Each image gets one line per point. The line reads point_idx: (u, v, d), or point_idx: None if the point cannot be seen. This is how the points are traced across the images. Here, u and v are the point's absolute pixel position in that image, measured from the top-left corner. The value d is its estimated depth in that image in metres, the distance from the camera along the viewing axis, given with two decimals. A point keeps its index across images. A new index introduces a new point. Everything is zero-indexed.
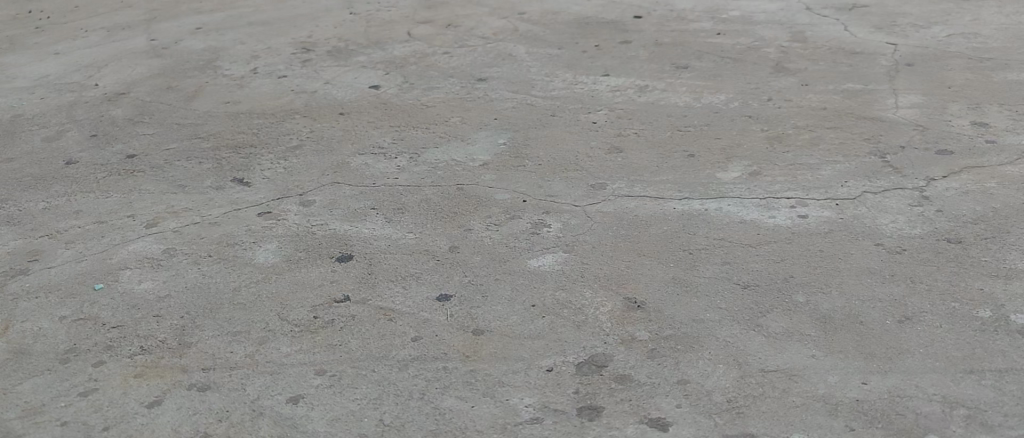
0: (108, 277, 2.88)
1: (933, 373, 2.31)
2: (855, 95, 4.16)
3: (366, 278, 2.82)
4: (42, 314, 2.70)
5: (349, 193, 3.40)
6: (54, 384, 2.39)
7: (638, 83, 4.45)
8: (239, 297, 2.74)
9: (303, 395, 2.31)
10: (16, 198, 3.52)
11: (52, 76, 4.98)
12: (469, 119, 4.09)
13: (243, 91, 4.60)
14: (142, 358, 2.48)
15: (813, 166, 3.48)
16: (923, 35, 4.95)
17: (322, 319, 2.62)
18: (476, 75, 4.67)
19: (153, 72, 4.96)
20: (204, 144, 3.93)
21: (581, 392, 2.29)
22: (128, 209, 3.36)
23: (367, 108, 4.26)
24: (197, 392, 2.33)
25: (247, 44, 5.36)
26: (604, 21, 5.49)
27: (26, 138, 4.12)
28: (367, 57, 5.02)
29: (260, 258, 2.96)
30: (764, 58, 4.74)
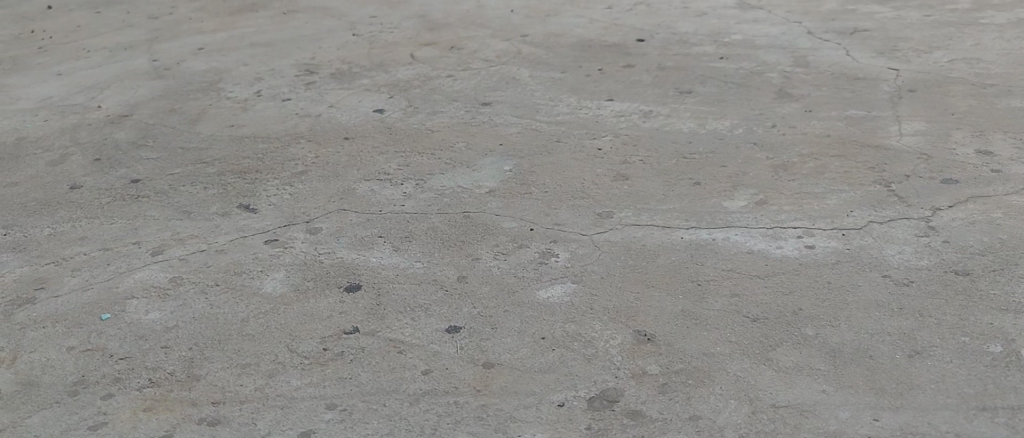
0: (115, 307, 2.87)
1: (945, 411, 2.31)
2: (860, 122, 4.18)
3: (375, 309, 2.81)
4: (50, 345, 2.69)
5: (356, 221, 3.40)
6: (63, 417, 2.38)
7: (642, 108, 4.47)
8: (248, 328, 2.74)
9: (314, 431, 2.30)
10: (21, 223, 3.51)
11: (56, 97, 4.97)
12: (474, 144, 4.09)
13: (247, 114, 4.60)
14: (150, 391, 2.47)
15: (819, 195, 3.49)
16: (925, 60, 4.97)
17: (331, 351, 2.61)
18: (480, 99, 4.68)
19: (156, 93, 4.96)
20: (209, 169, 3.93)
21: (593, 427, 2.29)
22: (134, 235, 3.35)
23: (373, 133, 4.27)
24: (207, 427, 2.32)
25: (250, 65, 5.37)
26: (607, 44, 5.50)
27: (31, 161, 4.12)
28: (371, 80, 5.03)
29: (267, 288, 2.96)
30: (767, 83, 4.75)
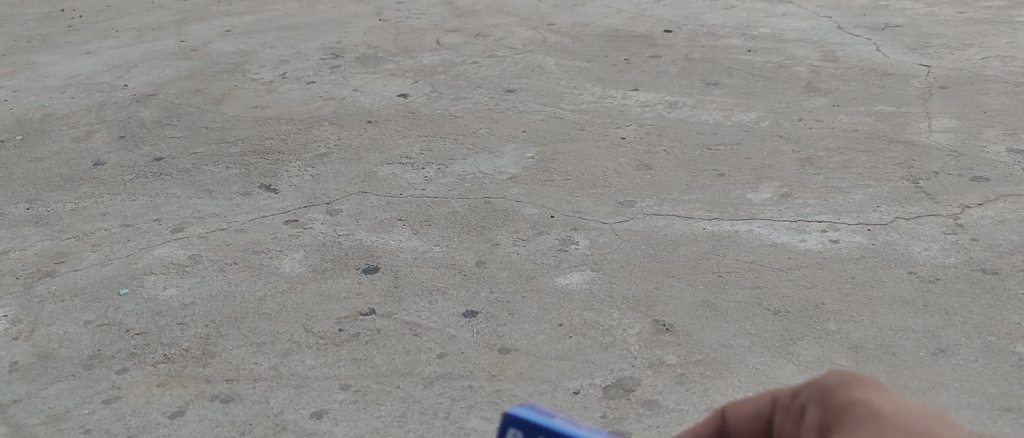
0: (133, 283, 2.87)
1: (969, 410, 2.26)
2: (888, 118, 4.11)
3: (392, 291, 2.80)
4: (67, 318, 2.70)
5: (375, 204, 3.38)
6: (78, 390, 2.38)
7: (668, 99, 4.42)
8: (264, 307, 2.73)
9: (326, 411, 2.29)
10: (44, 198, 3.52)
11: (83, 76, 5.00)
12: (498, 131, 4.07)
13: (271, 95, 4.59)
14: (166, 367, 2.46)
15: (846, 189, 3.44)
16: (958, 57, 4.88)
17: (346, 332, 2.60)
18: (505, 86, 4.65)
19: (182, 73, 4.97)
20: (232, 149, 3.93)
21: (608, 416, 2.26)
22: (154, 213, 3.35)
23: (396, 117, 4.25)
24: (220, 404, 2.32)
25: (276, 48, 5.37)
26: (634, 34, 5.45)
27: (56, 138, 4.14)
28: (396, 65, 5.00)
29: (286, 268, 2.95)
30: (795, 77, 4.69)
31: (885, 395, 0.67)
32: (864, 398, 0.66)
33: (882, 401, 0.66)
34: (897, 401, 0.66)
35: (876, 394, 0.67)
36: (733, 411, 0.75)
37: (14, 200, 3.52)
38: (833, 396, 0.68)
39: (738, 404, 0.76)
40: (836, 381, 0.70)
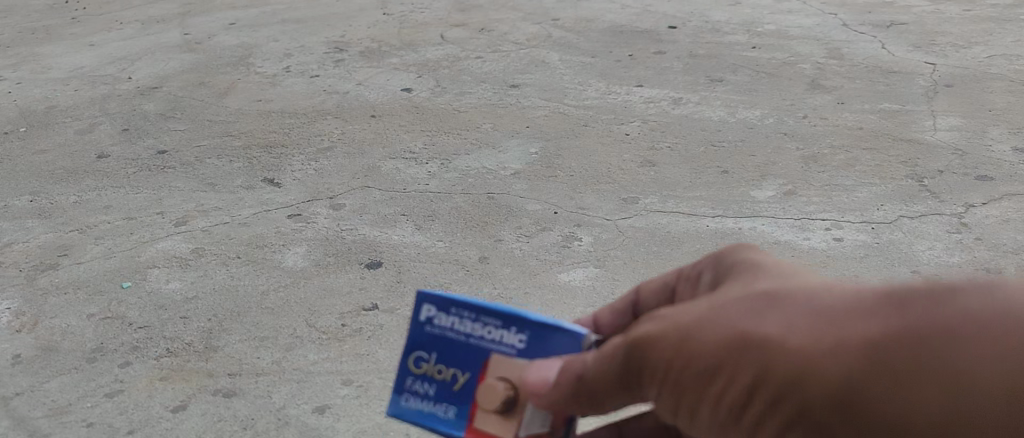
0: (136, 276, 2.87)
1: None
2: (893, 116, 4.10)
3: (395, 287, 2.80)
4: (71, 311, 2.70)
5: (379, 198, 3.38)
6: (81, 383, 2.38)
7: (673, 95, 4.41)
8: (267, 301, 2.73)
9: (328, 406, 2.29)
10: (47, 191, 3.53)
11: (87, 68, 4.99)
12: (502, 126, 4.06)
13: (275, 89, 4.59)
14: (168, 361, 2.46)
15: (850, 187, 3.43)
16: (963, 55, 4.87)
17: (349, 327, 2.60)
18: (509, 81, 4.65)
19: (186, 66, 4.96)
20: (235, 142, 3.92)
21: None
22: (157, 206, 3.35)
23: (399, 112, 4.24)
24: (223, 399, 2.32)
25: (280, 41, 5.36)
26: (639, 30, 5.44)
27: (60, 130, 4.14)
28: (400, 59, 5.00)
29: (288, 262, 2.95)
30: (800, 74, 4.68)
31: (765, 258, 1.06)
32: (752, 261, 1.05)
33: (765, 259, 1.05)
34: (772, 259, 1.05)
35: (760, 258, 1.06)
36: (645, 286, 1.21)
37: (18, 192, 3.53)
38: (728, 260, 1.10)
39: (648, 282, 1.22)
40: (734, 254, 1.10)
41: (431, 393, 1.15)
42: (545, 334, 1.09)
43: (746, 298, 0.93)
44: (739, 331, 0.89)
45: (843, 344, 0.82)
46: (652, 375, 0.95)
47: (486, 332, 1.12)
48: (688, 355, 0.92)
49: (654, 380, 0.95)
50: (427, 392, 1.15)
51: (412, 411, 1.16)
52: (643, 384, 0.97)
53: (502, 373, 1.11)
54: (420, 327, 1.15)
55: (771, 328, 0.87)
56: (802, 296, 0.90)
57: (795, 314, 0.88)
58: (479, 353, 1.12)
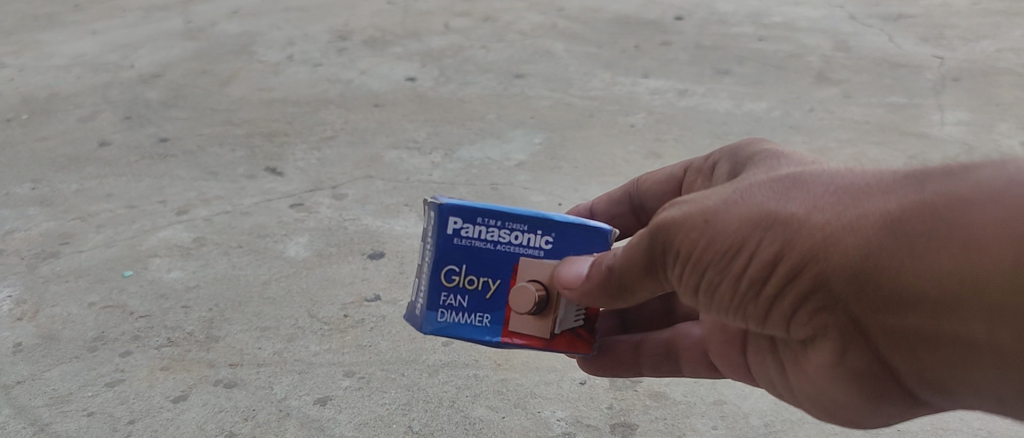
0: (137, 265, 2.85)
1: None
2: (900, 110, 4.06)
3: (397, 278, 2.77)
4: (72, 299, 2.68)
5: (381, 188, 3.36)
6: (82, 372, 2.36)
7: (678, 86, 4.38)
8: (269, 291, 2.71)
9: (330, 398, 2.27)
10: (49, 178, 3.50)
11: (89, 55, 4.96)
12: (506, 116, 4.03)
13: (277, 77, 4.56)
14: (169, 350, 2.44)
15: None
16: (971, 49, 4.84)
17: (351, 318, 2.58)
18: (513, 71, 4.61)
19: (189, 54, 4.93)
20: (237, 131, 3.90)
21: (614, 407, 2.23)
22: (160, 194, 3.33)
23: (403, 101, 4.21)
24: (223, 390, 2.30)
25: (283, 29, 5.33)
26: (644, 21, 5.40)
27: (62, 118, 4.11)
28: (404, 48, 4.96)
29: (290, 252, 2.93)
30: (807, 66, 4.64)
31: (794, 156, 1.30)
32: (784, 158, 1.30)
33: (794, 158, 1.29)
34: (800, 157, 1.29)
35: (790, 156, 1.30)
36: (648, 179, 1.69)
37: (20, 179, 3.50)
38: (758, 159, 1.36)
39: (651, 176, 1.69)
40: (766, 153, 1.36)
41: (465, 302, 1.48)
42: (571, 235, 1.44)
43: (770, 185, 1.16)
44: (765, 209, 1.12)
45: (858, 223, 1.03)
46: (680, 256, 1.20)
47: (514, 239, 1.45)
48: (717, 236, 1.15)
49: (682, 260, 1.20)
50: (462, 302, 1.48)
51: (447, 323, 1.49)
52: (669, 266, 1.23)
53: (529, 273, 1.45)
54: (449, 240, 1.45)
55: (796, 209, 1.09)
56: (818, 176, 1.13)
57: (815, 196, 1.09)
58: (509, 258, 1.45)
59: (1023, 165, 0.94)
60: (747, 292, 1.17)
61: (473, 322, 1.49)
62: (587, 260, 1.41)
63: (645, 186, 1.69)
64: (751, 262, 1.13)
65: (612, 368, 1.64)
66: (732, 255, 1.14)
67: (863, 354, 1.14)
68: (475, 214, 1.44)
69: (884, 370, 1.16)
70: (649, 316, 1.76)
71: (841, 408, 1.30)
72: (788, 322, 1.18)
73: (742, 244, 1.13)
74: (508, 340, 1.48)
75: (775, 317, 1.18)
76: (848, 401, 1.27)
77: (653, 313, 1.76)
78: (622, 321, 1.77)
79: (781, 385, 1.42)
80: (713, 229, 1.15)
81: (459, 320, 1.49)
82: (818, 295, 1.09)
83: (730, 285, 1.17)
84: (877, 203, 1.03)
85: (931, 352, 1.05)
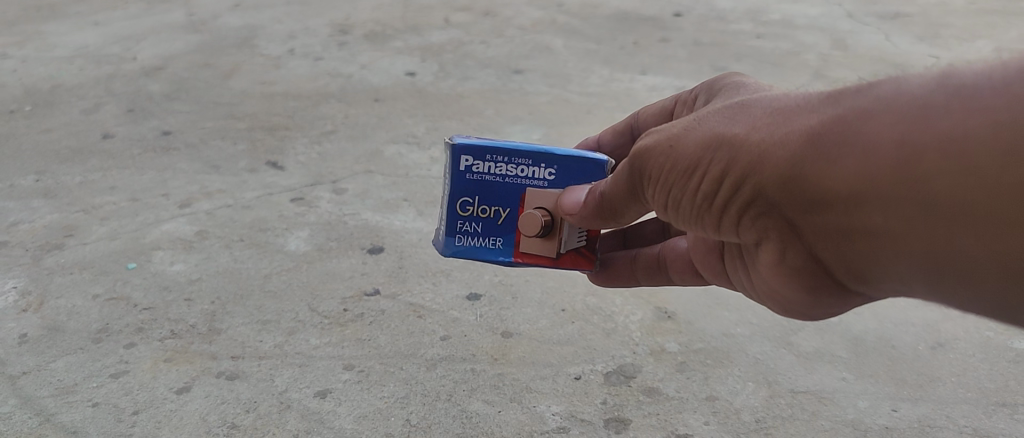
0: (141, 258, 2.90)
1: (965, 404, 2.29)
2: None
3: (397, 272, 2.82)
4: (76, 291, 2.73)
5: (381, 183, 3.40)
6: (86, 364, 2.41)
7: (676, 83, 4.42)
8: (270, 285, 2.76)
9: (330, 391, 2.31)
10: (52, 170, 3.54)
11: (92, 47, 5.00)
12: (504, 112, 4.07)
13: (279, 71, 4.60)
14: (172, 342, 2.49)
15: None
16: (967, 48, 4.88)
17: (351, 312, 2.62)
18: (513, 67, 4.65)
19: (191, 46, 4.97)
20: (239, 124, 3.94)
21: (608, 402, 2.28)
22: (162, 187, 3.37)
23: (403, 96, 4.25)
24: (225, 381, 2.34)
25: (285, 23, 5.36)
26: (643, 17, 5.44)
27: (65, 109, 4.15)
28: (404, 42, 5.00)
29: (291, 246, 2.97)
30: (804, 64, 4.68)
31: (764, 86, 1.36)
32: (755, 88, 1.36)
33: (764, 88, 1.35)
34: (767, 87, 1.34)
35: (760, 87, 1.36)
36: (645, 111, 1.73)
37: (23, 171, 3.54)
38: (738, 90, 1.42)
39: (648, 108, 1.74)
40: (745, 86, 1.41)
41: (479, 229, 1.66)
42: (571, 167, 1.58)
43: (722, 110, 1.24)
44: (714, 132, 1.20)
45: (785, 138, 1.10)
46: (653, 173, 1.28)
47: (520, 172, 1.60)
48: (679, 155, 1.23)
49: (655, 176, 1.29)
50: (476, 227, 1.66)
51: (465, 246, 1.68)
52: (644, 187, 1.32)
53: (536, 201, 1.61)
54: (463, 176, 1.62)
55: (739, 129, 1.16)
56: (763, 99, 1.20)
57: (758, 117, 1.16)
58: (516, 189, 1.61)
59: (922, 78, 0.99)
60: (703, 205, 1.24)
61: (488, 245, 1.67)
62: (584, 188, 1.55)
63: (643, 115, 1.73)
64: (703, 179, 1.21)
65: (609, 278, 1.76)
66: (689, 172, 1.22)
67: (808, 261, 1.21)
68: (484, 150, 1.60)
69: (827, 275, 1.22)
70: (649, 236, 1.89)
71: (800, 307, 1.37)
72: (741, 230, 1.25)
73: (695, 163, 1.21)
74: (518, 260, 1.65)
75: (730, 227, 1.26)
76: (806, 302, 1.34)
77: (653, 233, 1.89)
78: (623, 239, 1.90)
79: (750, 289, 1.49)
80: (672, 152, 1.24)
81: (475, 244, 1.67)
82: (759, 206, 1.17)
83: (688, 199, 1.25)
84: (804, 120, 1.09)
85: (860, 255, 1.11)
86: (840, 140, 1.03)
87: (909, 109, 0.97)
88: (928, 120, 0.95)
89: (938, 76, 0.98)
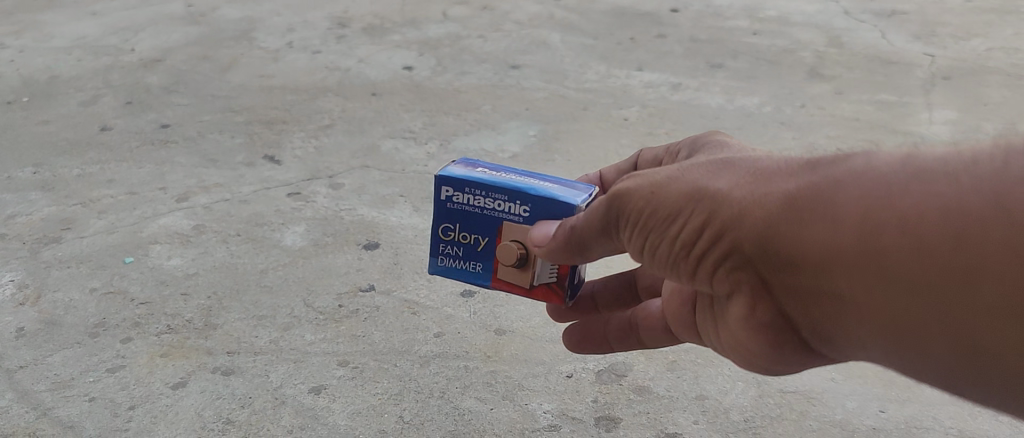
0: (138, 251, 2.92)
1: (951, 406, 2.32)
2: (889, 108, 4.13)
3: (391, 269, 2.84)
4: (74, 285, 2.75)
5: (377, 178, 3.42)
6: (84, 358, 2.43)
7: (672, 80, 4.44)
8: (266, 280, 2.78)
9: (324, 387, 2.34)
10: (50, 163, 3.56)
11: (90, 38, 5.00)
12: (501, 107, 4.09)
13: (277, 64, 4.61)
14: (168, 337, 2.51)
15: None
16: (962, 47, 4.90)
17: (346, 308, 2.65)
18: (510, 62, 4.67)
19: (189, 38, 4.98)
20: (237, 118, 3.96)
21: (599, 401, 2.31)
22: (160, 181, 3.39)
23: (400, 90, 4.27)
24: (221, 377, 2.37)
25: (283, 15, 5.37)
26: (641, 13, 5.45)
27: (63, 101, 4.16)
28: (402, 36, 5.01)
29: (287, 241, 2.99)
30: (800, 62, 4.70)
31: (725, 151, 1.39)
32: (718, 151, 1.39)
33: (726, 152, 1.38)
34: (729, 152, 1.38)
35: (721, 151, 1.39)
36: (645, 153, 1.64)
37: (21, 163, 3.56)
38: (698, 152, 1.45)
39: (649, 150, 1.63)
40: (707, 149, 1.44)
41: (460, 253, 1.58)
42: (545, 205, 1.44)
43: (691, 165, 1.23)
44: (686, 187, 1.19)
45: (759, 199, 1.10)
46: (628, 220, 1.23)
47: (497, 206, 1.49)
48: (658, 203, 1.19)
49: (630, 222, 1.23)
50: (457, 252, 1.57)
51: (446, 267, 1.60)
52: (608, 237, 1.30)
53: (514, 237, 1.49)
54: (443, 204, 1.53)
55: (720, 185, 1.14)
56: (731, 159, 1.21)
57: (738, 175, 1.15)
58: (492, 221, 1.50)
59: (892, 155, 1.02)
60: (679, 255, 1.20)
61: (469, 269, 1.58)
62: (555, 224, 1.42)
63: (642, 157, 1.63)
64: (682, 225, 1.16)
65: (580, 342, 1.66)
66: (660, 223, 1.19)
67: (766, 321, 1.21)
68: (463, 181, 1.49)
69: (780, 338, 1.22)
70: None
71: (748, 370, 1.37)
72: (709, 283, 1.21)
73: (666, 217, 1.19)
74: (497, 286, 1.57)
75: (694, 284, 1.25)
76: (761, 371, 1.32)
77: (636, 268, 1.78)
78: None
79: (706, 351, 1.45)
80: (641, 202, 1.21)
81: (456, 266, 1.59)
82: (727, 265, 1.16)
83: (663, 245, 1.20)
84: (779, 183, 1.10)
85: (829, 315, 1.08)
86: (820, 205, 1.03)
87: (889, 180, 0.98)
88: (907, 191, 0.96)
89: (914, 154, 1.00)
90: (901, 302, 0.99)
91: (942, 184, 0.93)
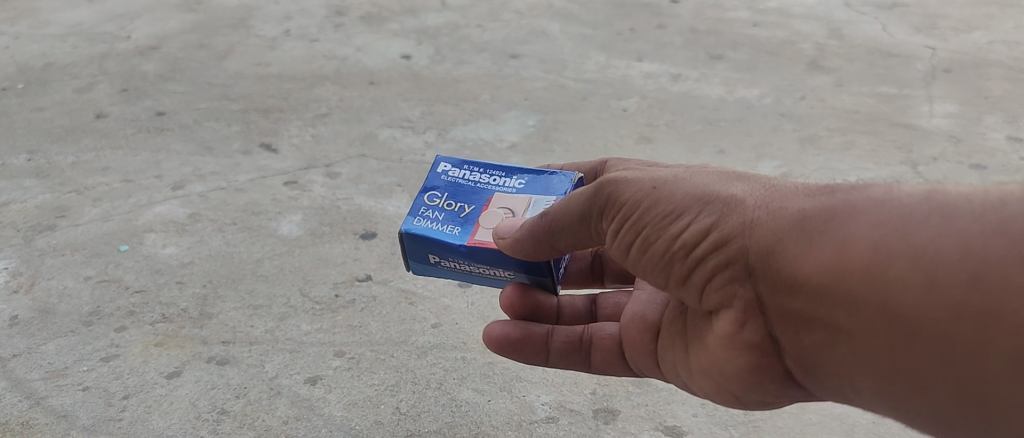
0: (133, 240, 2.89)
1: None
2: (890, 100, 4.10)
3: (388, 259, 2.82)
4: (68, 273, 2.72)
5: (374, 168, 3.39)
6: (77, 347, 2.41)
7: (672, 71, 4.41)
8: (262, 269, 2.76)
9: (320, 377, 2.32)
10: (45, 150, 3.53)
11: (85, 25, 4.96)
12: (500, 97, 4.06)
13: (274, 52, 4.57)
14: (163, 327, 2.49)
15: (844, 171, 3.47)
16: (963, 40, 4.87)
17: (342, 298, 2.63)
18: (508, 52, 4.63)
19: (186, 26, 4.94)
20: (233, 106, 3.93)
21: (597, 393, 2.29)
22: (155, 169, 3.36)
23: (398, 80, 4.24)
24: (216, 367, 2.35)
25: (280, 3, 5.33)
26: (640, 3, 5.42)
27: (58, 88, 4.13)
28: (400, 25, 4.97)
29: (283, 230, 2.97)
30: (800, 54, 4.67)
31: None
32: None
33: None
34: None
35: None
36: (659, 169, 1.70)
37: (15, 150, 3.53)
38: None
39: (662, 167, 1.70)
40: None
41: (440, 217, 1.69)
42: (539, 179, 1.74)
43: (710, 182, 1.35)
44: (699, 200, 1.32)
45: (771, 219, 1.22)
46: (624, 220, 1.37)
47: (492, 181, 1.77)
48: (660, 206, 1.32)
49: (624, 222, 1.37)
50: (438, 215, 1.70)
51: (421, 227, 1.67)
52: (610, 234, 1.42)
53: (500, 200, 1.70)
54: (440, 177, 1.80)
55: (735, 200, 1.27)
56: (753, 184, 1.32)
57: (757, 197, 1.26)
58: (485, 192, 1.74)
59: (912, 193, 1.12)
60: (676, 257, 1.32)
61: (444, 231, 1.66)
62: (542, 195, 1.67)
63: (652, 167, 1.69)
64: (690, 227, 1.30)
65: (515, 348, 1.71)
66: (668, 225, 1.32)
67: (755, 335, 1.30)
68: (466, 163, 1.84)
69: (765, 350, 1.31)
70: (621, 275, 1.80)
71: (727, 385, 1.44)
72: (706, 290, 1.33)
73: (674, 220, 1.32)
74: (470, 244, 1.61)
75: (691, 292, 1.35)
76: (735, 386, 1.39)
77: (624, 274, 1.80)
78: None
79: (686, 367, 1.51)
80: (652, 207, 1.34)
81: (432, 227, 1.67)
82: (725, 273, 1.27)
83: (663, 244, 1.33)
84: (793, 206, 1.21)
85: (819, 332, 1.19)
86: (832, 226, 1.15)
87: (908, 213, 1.09)
88: (920, 225, 1.07)
89: (935, 193, 1.11)
90: (885, 323, 1.09)
91: (956, 223, 1.04)
